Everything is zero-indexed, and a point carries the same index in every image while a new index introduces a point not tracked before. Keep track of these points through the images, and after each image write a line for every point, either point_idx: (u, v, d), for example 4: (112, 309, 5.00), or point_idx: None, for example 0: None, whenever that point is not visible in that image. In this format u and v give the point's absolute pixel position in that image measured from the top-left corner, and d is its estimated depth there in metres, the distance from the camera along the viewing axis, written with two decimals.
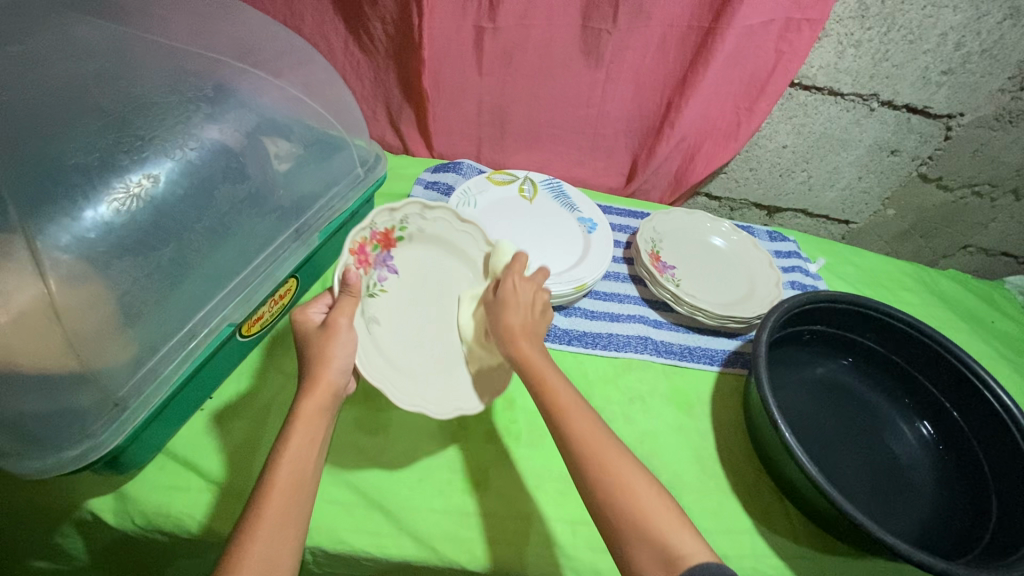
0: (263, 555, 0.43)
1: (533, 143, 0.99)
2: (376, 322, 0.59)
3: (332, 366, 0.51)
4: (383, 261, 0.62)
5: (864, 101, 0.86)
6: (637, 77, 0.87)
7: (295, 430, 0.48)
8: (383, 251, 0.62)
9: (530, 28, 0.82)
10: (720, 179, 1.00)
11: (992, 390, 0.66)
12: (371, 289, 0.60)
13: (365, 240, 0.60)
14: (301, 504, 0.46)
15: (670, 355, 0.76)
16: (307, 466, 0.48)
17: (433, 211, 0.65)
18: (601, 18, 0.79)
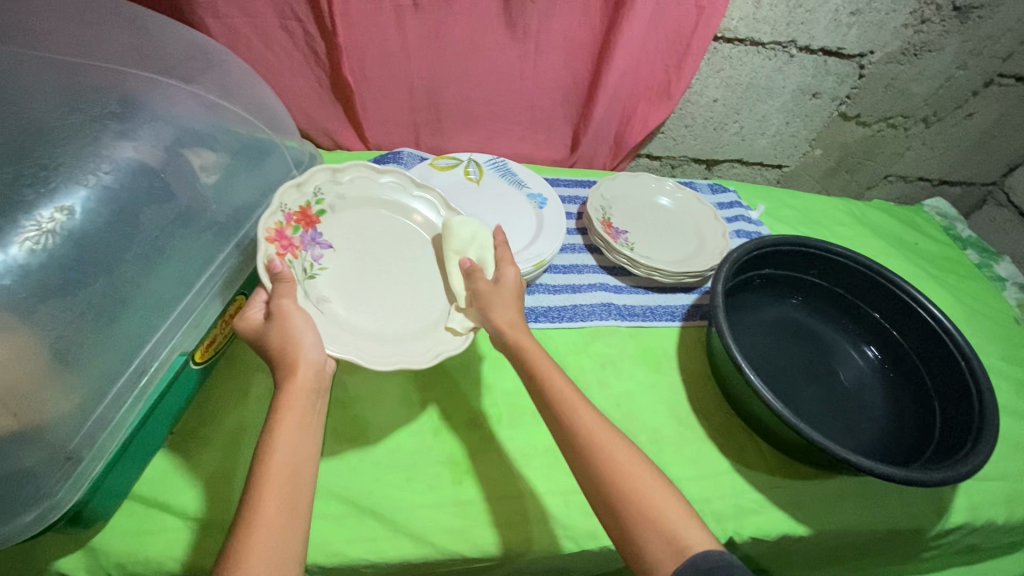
0: (270, 552, 0.41)
1: (471, 124, 0.98)
2: (326, 299, 0.59)
3: (303, 345, 0.52)
4: (312, 241, 0.62)
5: (784, 49, 0.89)
6: (568, 43, 0.88)
7: (283, 420, 0.48)
8: (306, 230, 0.61)
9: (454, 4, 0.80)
10: (659, 139, 1.02)
11: (925, 307, 0.72)
12: (310, 272, 0.60)
13: (280, 223, 0.58)
14: (297, 505, 0.45)
15: (634, 317, 0.78)
16: (297, 456, 0.47)
17: (342, 173, 0.65)
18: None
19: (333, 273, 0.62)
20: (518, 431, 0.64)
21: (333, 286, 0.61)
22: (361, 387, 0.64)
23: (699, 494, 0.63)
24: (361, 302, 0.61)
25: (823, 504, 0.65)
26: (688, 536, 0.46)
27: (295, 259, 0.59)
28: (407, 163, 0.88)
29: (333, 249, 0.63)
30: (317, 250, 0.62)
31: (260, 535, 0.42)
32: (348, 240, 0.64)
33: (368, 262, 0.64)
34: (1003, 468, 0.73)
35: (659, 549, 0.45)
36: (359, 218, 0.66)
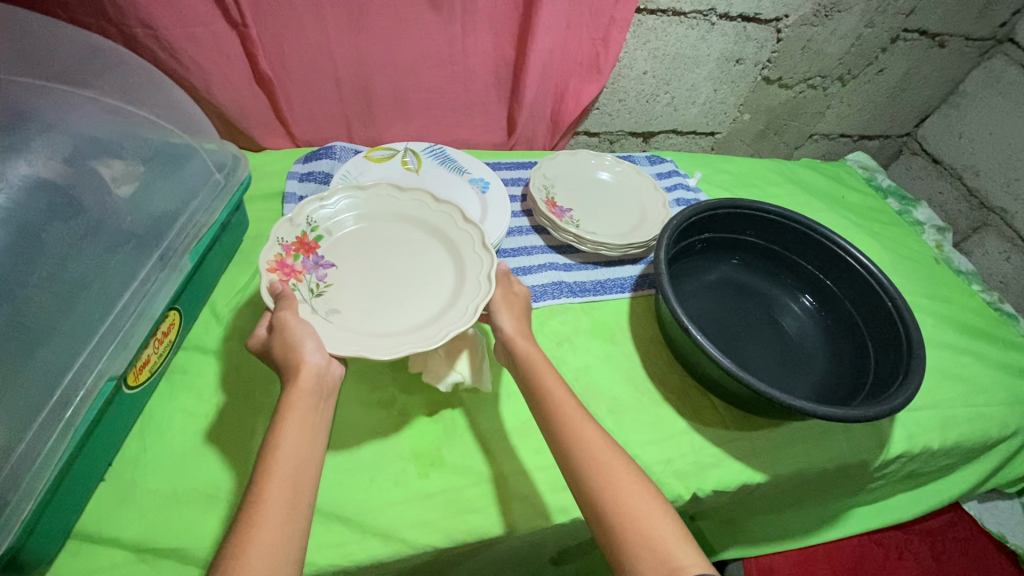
0: (266, 561, 0.40)
1: (406, 112, 0.96)
2: (336, 311, 0.59)
3: (303, 352, 0.51)
4: (314, 264, 0.63)
5: (705, 17, 0.91)
6: (493, 23, 0.87)
7: (287, 422, 0.48)
8: (306, 256, 0.63)
9: None
10: (595, 116, 1.03)
11: (852, 254, 0.76)
12: (317, 291, 0.61)
13: (279, 255, 0.61)
14: (297, 511, 0.44)
15: (585, 293, 0.79)
16: (301, 462, 0.46)
17: (330, 198, 0.68)
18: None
19: (340, 288, 0.62)
20: (480, 417, 0.64)
21: (342, 298, 0.61)
22: None
23: (661, 456, 0.64)
24: (371, 307, 0.61)
25: (777, 450, 0.68)
26: (681, 557, 0.46)
27: (300, 282, 0.60)
28: (341, 157, 0.86)
29: (337, 267, 0.64)
30: (321, 271, 0.63)
31: (258, 537, 0.41)
32: (352, 257, 0.65)
33: (375, 272, 0.65)
34: (933, 397, 0.79)
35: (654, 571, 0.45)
36: (356, 237, 0.68)
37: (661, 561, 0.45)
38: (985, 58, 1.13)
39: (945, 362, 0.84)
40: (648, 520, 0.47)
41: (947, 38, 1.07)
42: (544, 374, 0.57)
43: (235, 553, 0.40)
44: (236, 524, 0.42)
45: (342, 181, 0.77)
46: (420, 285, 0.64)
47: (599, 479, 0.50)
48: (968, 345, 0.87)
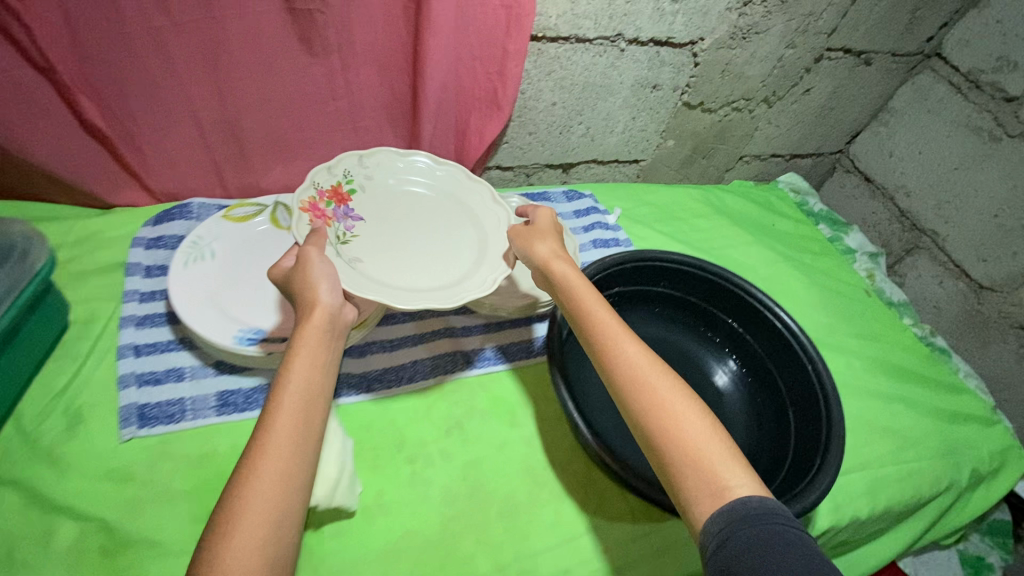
0: (274, 477, 0.43)
1: (286, 155, 0.84)
2: (358, 260, 0.65)
3: (321, 291, 0.53)
4: (343, 214, 0.68)
5: (612, 43, 0.83)
6: (376, 54, 0.77)
7: (300, 358, 0.49)
8: (338, 205, 0.68)
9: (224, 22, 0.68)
10: (505, 149, 0.93)
11: (771, 310, 0.69)
12: (343, 238, 0.66)
13: (314, 198, 0.66)
14: (307, 437, 0.46)
15: (484, 363, 0.70)
16: (312, 395, 0.48)
17: (368, 158, 0.73)
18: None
19: (364, 243, 0.68)
20: (341, 539, 0.54)
21: (364, 250, 0.67)
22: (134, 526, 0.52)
23: (557, 566, 0.56)
24: (388, 264, 0.67)
25: None
26: (723, 476, 0.46)
27: (329, 227, 0.65)
28: (199, 216, 0.74)
29: (363, 221, 0.70)
30: (349, 222, 0.68)
31: (266, 461, 0.43)
32: (376, 216, 0.71)
33: (396, 235, 0.71)
34: (860, 457, 0.73)
35: (697, 490, 0.46)
36: (386, 197, 0.74)
37: (708, 481, 0.46)
38: (913, 74, 1.08)
39: (875, 413, 0.78)
40: (688, 436, 0.48)
41: (872, 55, 1.02)
42: (580, 296, 0.59)
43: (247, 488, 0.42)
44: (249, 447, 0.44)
45: (190, 250, 0.65)
46: (434, 254, 0.70)
47: (638, 402, 0.50)
48: (898, 391, 0.82)
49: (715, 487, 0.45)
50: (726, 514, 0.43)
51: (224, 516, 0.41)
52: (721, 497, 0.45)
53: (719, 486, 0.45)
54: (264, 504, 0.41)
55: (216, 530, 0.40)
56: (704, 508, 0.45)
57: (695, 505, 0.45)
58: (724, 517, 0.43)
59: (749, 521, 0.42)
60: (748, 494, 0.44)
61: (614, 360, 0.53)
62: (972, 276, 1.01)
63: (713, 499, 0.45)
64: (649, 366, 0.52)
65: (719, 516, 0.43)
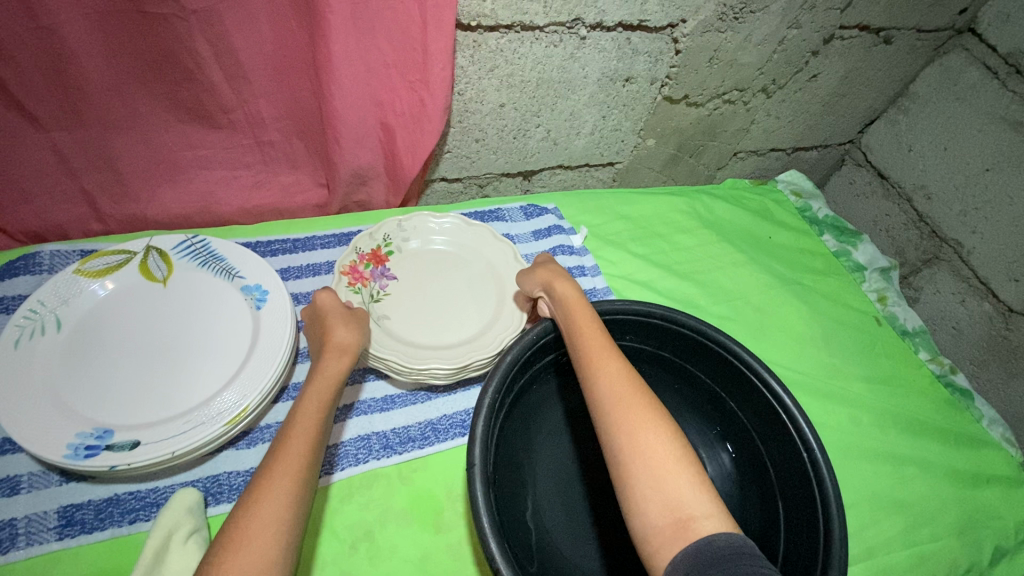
0: (275, 514, 0.40)
1: (174, 178, 0.69)
2: (386, 318, 0.62)
3: (346, 329, 0.53)
4: (381, 274, 0.65)
5: (570, 31, 0.66)
6: (269, 56, 0.61)
7: (313, 392, 0.48)
8: (377, 267, 0.66)
9: (48, 22, 0.51)
10: (448, 160, 0.78)
11: (761, 376, 0.55)
12: (376, 297, 0.63)
13: (354, 261, 0.64)
14: (308, 482, 0.43)
15: (406, 447, 0.57)
16: (319, 437, 0.46)
17: (408, 221, 0.70)
18: None
19: (396, 300, 0.64)
20: None
21: (395, 308, 0.63)
22: None
23: None
24: (414, 320, 0.63)
25: None
26: (690, 504, 0.40)
27: (363, 289, 0.63)
28: (53, 267, 0.61)
29: (399, 280, 0.66)
30: (385, 282, 0.65)
31: (267, 498, 0.41)
32: (413, 274, 0.67)
33: (429, 290, 0.66)
34: (865, 542, 0.61)
35: (659, 519, 0.40)
36: (424, 256, 0.69)
37: (671, 510, 0.40)
38: (940, 53, 0.91)
39: (883, 481, 0.66)
40: (656, 459, 0.42)
41: (893, 32, 0.84)
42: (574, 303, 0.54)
43: (235, 528, 0.39)
44: (256, 477, 0.42)
45: (25, 322, 0.52)
46: (466, 306, 0.65)
47: (609, 415, 0.45)
48: (911, 450, 0.69)
49: (677, 519, 0.39)
50: (688, 553, 0.37)
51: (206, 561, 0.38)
52: (684, 531, 0.39)
53: (682, 518, 0.39)
54: (258, 550, 0.38)
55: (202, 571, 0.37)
56: (664, 542, 0.39)
57: (652, 537, 0.39)
58: (685, 561, 0.37)
59: (714, 566, 0.35)
60: (715, 530, 0.38)
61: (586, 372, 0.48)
62: (1000, 297, 0.87)
63: (673, 534, 0.39)
64: (626, 377, 0.48)
65: (683, 557, 0.37)
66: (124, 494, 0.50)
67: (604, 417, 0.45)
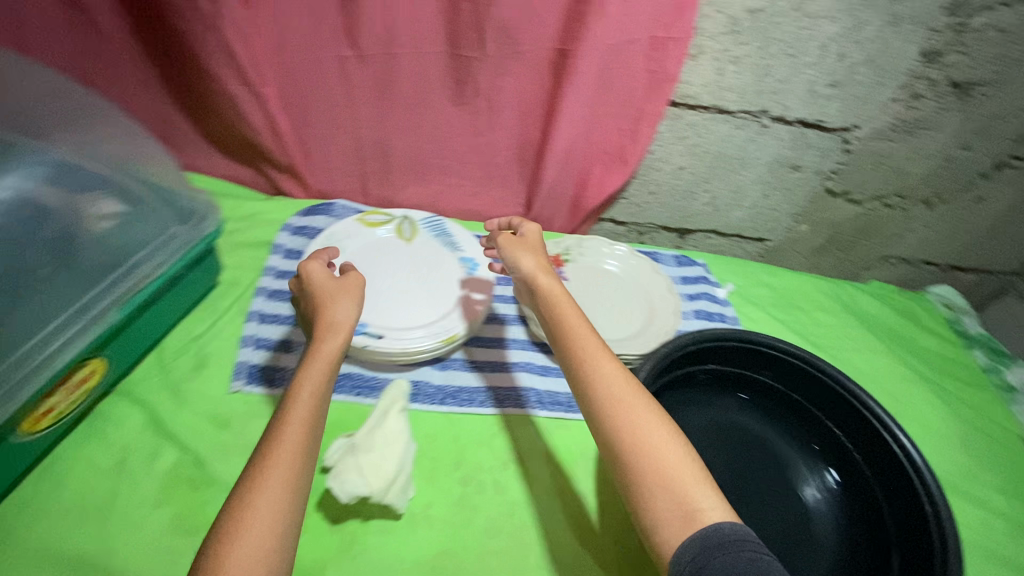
0: (270, 504, 0.42)
1: (422, 175, 0.92)
2: (555, 305, 0.76)
3: (338, 309, 0.53)
4: (558, 273, 0.80)
5: (756, 118, 0.81)
6: (522, 101, 0.83)
7: (308, 371, 0.49)
8: (556, 267, 0.81)
9: (397, 57, 0.78)
10: (622, 205, 0.94)
11: (890, 430, 0.62)
12: None
13: None
14: (304, 470, 0.45)
15: (555, 407, 0.69)
16: (313, 421, 0.47)
17: (587, 241, 0.85)
18: (470, 41, 0.76)
19: None
20: (387, 538, 0.56)
21: None
22: (223, 463, 0.59)
23: None
24: None
25: None
26: (695, 497, 0.44)
27: None
28: (339, 215, 0.85)
29: (572, 281, 0.80)
30: (560, 279, 0.80)
31: (261, 494, 0.43)
32: (583, 279, 0.81)
33: (595, 293, 0.79)
34: None
35: (670, 512, 0.44)
36: (594, 267, 0.83)
37: (678, 504, 0.44)
38: None
39: None
40: (665, 459, 0.46)
41: None
42: (576, 315, 0.56)
43: (233, 523, 0.41)
44: (248, 470, 0.45)
45: (325, 242, 0.75)
46: (623, 313, 0.77)
47: (617, 430, 0.48)
48: None
49: (686, 511, 0.43)
50: (698, 539, 0.41)
51: (227, 525, 0.42)
52: (692, 520, 0.43)
53: (691, 510, 0.43)
54: (269, 512, 0.42)
55: (220, 542, 0.41)
56: (673, 533, 0.43)
57: (663, 533, 0.43)
58: (695, 543, 0.41)
59: (722, 550, 0.40)
60: (722, 520, 0.43)
61: (593, 402, 0.50)
62: None
63: (683, 522, 0.43)
64: (623, 381, 0.51)
65: (693, 542, 0.41)
66: (354, 373, 0.68)
67: (607, 427, 0.49)
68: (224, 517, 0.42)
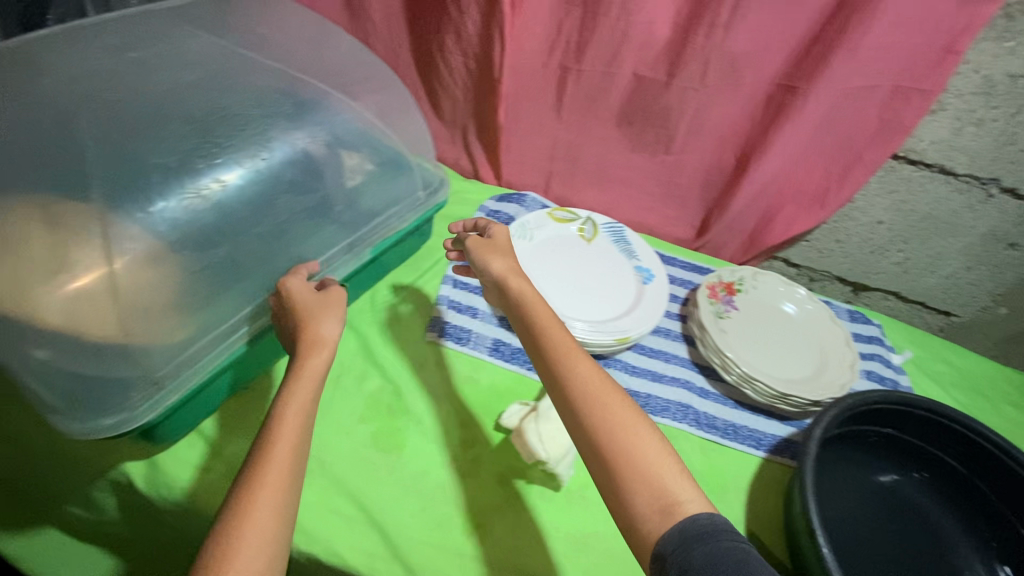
0: (259, 530, 0.41)
1: (601, 183, 0.96)
2: (727, 332, 0.77)
3: (323, 325, 0.52)
4: (730, 301, 0.81)
5: (982, 185, 0.77)
6: (719, 130, 0.83)
7: (295, 393, 0.48)
8: (728, 295, 0.81)
9: (615, 75, 0.81)
10: (801, 247, 0.92)
11: None
12: (722, 314, 0.79)
13: (714, 283, 0.82)
14: (291, 494, 0.44)
15: (712, 430, 0.70)
16: (301, 441, 0.46)
17: (762, 275, 0.84)
18: (687, 74, 0.78)
19: (738, 323, 0.78)
20: (545, 506, 0.61)
21: (736, 328, 0.78)
22: (413, 401, 0.67)
23: None
24: (750, 344, 0.76)
25: None
26: (674, 491, 0.46)
27: (715, 303, 0.79)
28: (528, 207, 0.93)
29: (743, 311, 0.80)
30: (732, 307, 0.80)
31: (251, 519, 0.41)
32: (756, 312, 0.80)
33: (766, 329, 0.79)
34: None
35: (646, 506, 0.45)
36: (766, 303, 0.82)
37: (656, 498, 0.45)
38: None
39: None
40: (646, 457, 0.47)
41: None
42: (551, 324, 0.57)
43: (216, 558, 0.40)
44: (231, 496, 0.43)
45: (518, 229, 0.82)
46: (795, 354, 0.76)
47: (606, 442, 0.48)
48: None
49: (662, 505, 0.45)
50: (676, 534, 0.43)
51: (220, 542, 0.40)
52: (669, 514, 0.44)
53: (668, 504, 0.45)
54: (265, 517, 0.42)
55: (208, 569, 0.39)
56: (654, 528, 0.44)
57: (644, 527, 0.45)
58: (675, 537, 0.43)
59: (702, 541, 0.42)
60: (700, 512, 0.44)
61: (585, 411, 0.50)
62: None
63: (662, 514, 0.45)
64: (599, 376, 0.53)
65: (672, 536, 0.43)
66: (529, 350, 0.74)
67: (589, 429, 0.49)
68: (201, 555, 0.40)
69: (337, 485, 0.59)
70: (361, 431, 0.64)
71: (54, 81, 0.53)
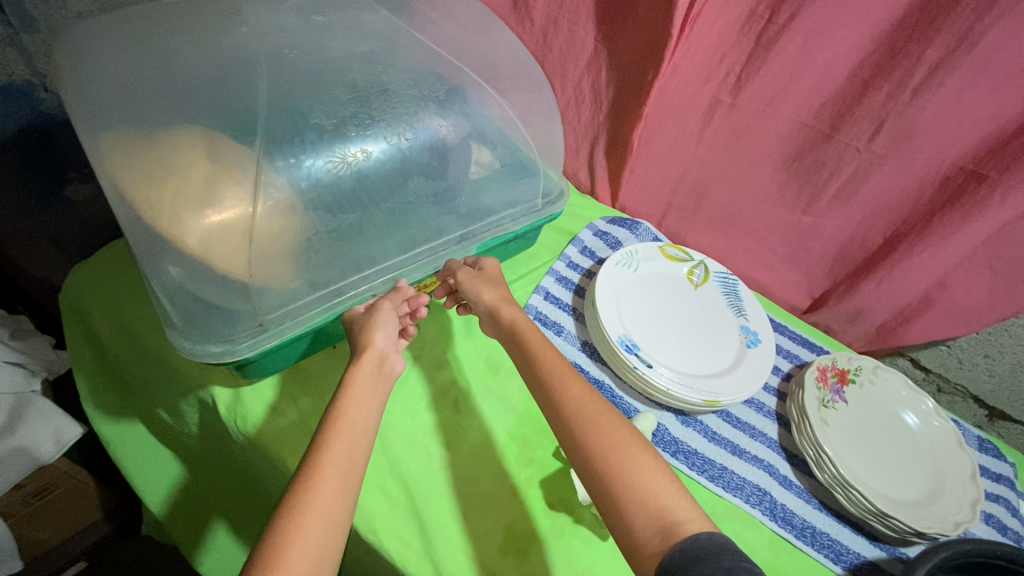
0: (319, 525, 0.43)
1: (723, 228, 0.90)
2: (832, 424, 0.69)
3: (377, 334, 0.55)
4: (840, 391, 0.72)
5: None
6: (877, 202, 0.75)
7: (348, 396, 0.51)
8: (840, 383, 0.73)
9: (770, 117, 0.76)
10: (936, 350, 0.83)
11: None
12: (828, 403, 0.71)
13: (826, 366, 0.74)
14: (349, 492, 0.45)
15: (787, 526, 0.63)
16: (356, 440, 0.48)
17: (883, 371, 0.76)
18: (857, 129, 0.71)
19: (846, 417, 0.70)
20: (588, 550, 0.57)
21: (843, 422, 0.69)
22: (481, 403, 0.67)
23: None
24: (855, 444, 0.68)
25: None
26: (672, 510, 0.45)
27: (823, 389, 0.72)
28: (639, 236, 0.89)
29: (855, 406, 0.72)
30: (841, 397, 0.72)
31: (308, 512, 0.43)
32: (869, 410, 0.72)
33: (877, 433, 0.70)
34: None
35: (647, 526, 0.45)
36: (883, 403, 0.73)
37: (659, 532, 0.44)
38: None
39: None
40: (649, 485, 0.47)
41: None
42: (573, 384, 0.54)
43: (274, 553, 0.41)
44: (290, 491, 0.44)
45: (624, 256, 0.79)
46: (906, 470, 0.66)
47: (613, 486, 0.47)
48: None
49: (661, 526, 0.45)
50: (678, 554, 0.42)
51: (270, 553, 0.41)
52: (668, 534, 0.44)
53: (668, 523, 0.45)
54: (320, 528, 0.43)
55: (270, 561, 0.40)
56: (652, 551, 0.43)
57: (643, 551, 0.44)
58: (676, 558, 0.42)
59: (702, 561, 0.41)
60: (700, 531, 0.44)
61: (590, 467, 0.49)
62: None
63: (660, 532, 0.44)
64: (621, 430, 0.51)
65: (673, 555, 0.42)
66: (606, 385, 0.71)
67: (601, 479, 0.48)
68: (259, 548, 0.42)
69: (389, 465, 0.60)
70: (425, 418, 0.64)
71: (247, 29, 0.58)
